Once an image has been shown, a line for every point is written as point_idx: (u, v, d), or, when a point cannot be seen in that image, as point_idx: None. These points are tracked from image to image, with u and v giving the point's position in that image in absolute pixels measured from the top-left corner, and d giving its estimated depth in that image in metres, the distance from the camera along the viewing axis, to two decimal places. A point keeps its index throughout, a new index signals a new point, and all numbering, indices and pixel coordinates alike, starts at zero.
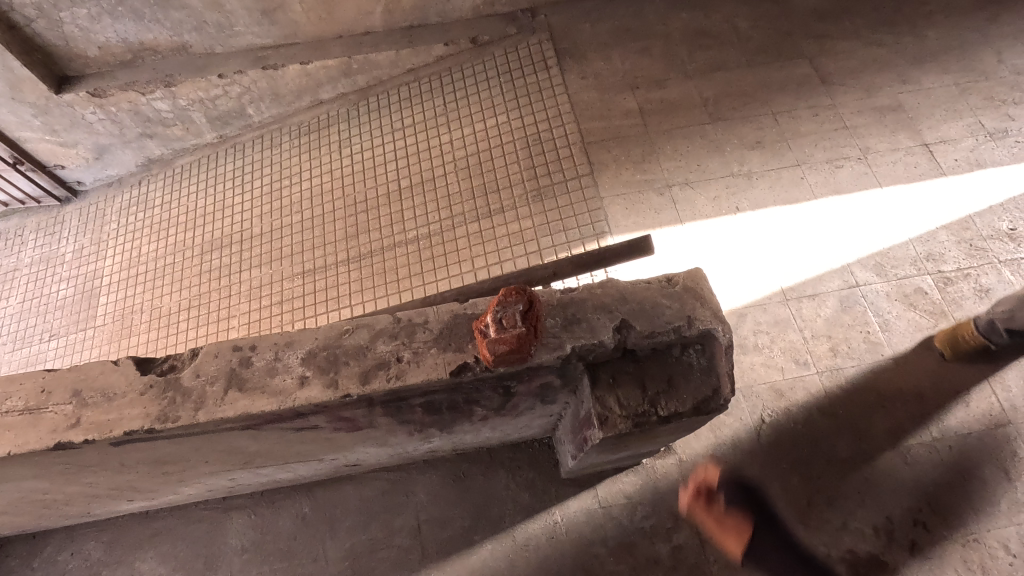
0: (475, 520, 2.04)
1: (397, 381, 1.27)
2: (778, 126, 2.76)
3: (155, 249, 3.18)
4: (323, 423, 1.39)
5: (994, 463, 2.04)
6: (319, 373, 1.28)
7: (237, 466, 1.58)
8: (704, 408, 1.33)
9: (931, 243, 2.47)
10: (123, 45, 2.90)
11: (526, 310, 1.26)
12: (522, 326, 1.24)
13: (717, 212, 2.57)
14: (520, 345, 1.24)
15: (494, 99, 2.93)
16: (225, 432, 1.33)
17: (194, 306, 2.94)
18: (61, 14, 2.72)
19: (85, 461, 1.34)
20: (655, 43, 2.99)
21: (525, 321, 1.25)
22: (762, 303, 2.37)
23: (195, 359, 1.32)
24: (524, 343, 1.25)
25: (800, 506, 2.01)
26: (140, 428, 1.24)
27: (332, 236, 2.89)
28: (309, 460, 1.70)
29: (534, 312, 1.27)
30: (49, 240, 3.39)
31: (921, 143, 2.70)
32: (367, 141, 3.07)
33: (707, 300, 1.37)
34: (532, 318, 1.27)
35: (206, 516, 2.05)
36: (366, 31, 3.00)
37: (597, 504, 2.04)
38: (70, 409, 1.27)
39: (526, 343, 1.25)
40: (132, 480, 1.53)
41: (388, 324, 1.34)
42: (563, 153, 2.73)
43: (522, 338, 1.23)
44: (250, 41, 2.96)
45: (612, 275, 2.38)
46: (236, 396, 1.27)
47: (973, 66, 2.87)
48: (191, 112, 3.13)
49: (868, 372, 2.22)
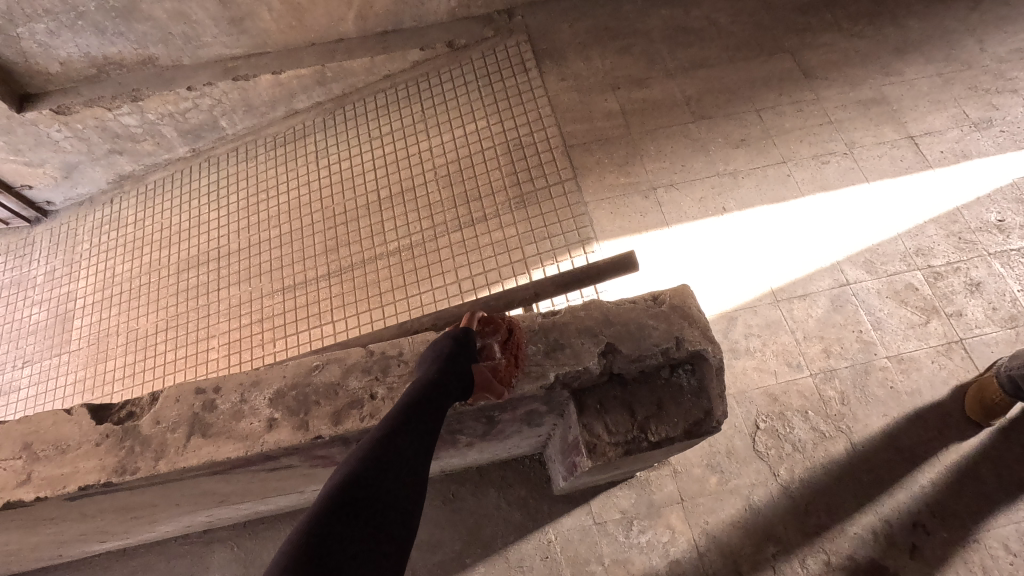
0: (467, 542, 1.98)
1: (370, 420, 1.20)
2: (762, 123, 2.72)
3: (130, 268, 3.08)
4: (297, 462, 1.32)
5: (991, 461, 2.02)
6: (288, 415, 1.21)
7: (211, 505, 1.51)
8: (696, 431, 1.28)
9: (920, 238, 2.44)
10: (86, 60, 2.79)
11: (506, 340, 1.26)
12: (501, 355, 1.23)
13: (704, 213, 2.52)
14: (503, 373, 1.22)
15: (472, 104, 2.87)
16: (191, 479, 1.26)
17: (172, 327, 2.86)
18: (18, 29, 2.61)
19: (43, 515, 1.27)
20: (635, 41, 2.93)
21: (504, 350, 1.24)
22: (752, 305, 2.33)
23: (154, 405, 1.25)
24: (507, 372, 1.22)
25: (796, 515, 1.97)
26: (96, 482, 1.17)
27: (312, 249, 2.82)
28: (289, 494, 1.63)
29: (515, 340, 1.26)
30: (19, 263, 3.29)
31: (906, 135, 2.67)
32: (344, 151, 2.99)
33: (695, 319, 1.32)
34: (513, 346, 1.25)
35: (185, 552, 1.96)
36: (338, 38, 2.91)
37: (591, 521, 1.99)
38: (22, 464, 1.20)
39: (507, 375, 1.22)
40: (99, 526, 1.45)
41: (360, 358, 1.27)
42: (545, 158, 2.67)
43: (503, 369, 1.22)
44: (218, 52, 2.86)
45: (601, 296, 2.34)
46: (199, 443, 1.20)
47: (955, 55, 2.84)
48: (161, 127, 3.03)
49: (862, 373, 2.19)
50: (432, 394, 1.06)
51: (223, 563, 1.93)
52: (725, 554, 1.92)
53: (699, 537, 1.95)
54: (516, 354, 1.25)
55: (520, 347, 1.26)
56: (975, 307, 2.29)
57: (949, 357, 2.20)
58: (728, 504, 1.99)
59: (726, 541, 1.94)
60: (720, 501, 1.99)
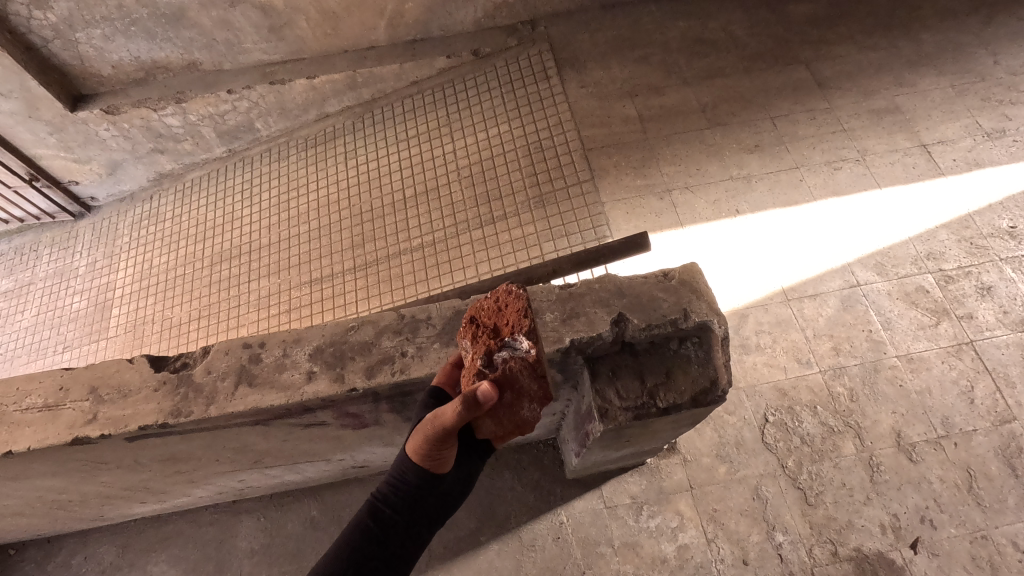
0: (482, 521, 2.09)
1: (400, 375, 1.35)
2: (776, 130, 2.80)
3: (166, 261, 3.24)
4: (330, 418, 1.49)
5: (999, 460, 2.04)
6: (325, 368, 1.38)
7: (246, 465, 1.71)
8: (702, 399, 1.36)
9: (931, 242, 2.48)
10: (136, 63, 2.99)
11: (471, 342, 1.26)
12: (471, 360, 1.23)
13: (717, 215, 2.60)
14: (472, 381, 1.18)
15: (496, 110, 3.00)
16: (234, 428, 1.44)
17: (204, 316, 2.99)
18: (77, 34, 2.82)
19: (101, 458, 1.47)
20: (654, 51, 3.04)
21: (471, 347, 1.24)
22: (763, 303, 2.39)
23: (206, 357, 1.43)
24: (473, 375, 1.18)
25: (803, 505, 2.01)
26: (154, 423, 1.35)
27: (339, 245, 2.95)
28: (316, 461, 1.80)
29: (482, 324, 1.26)
30: (62, 254, 3.48)
31: (918, 144, 2.73)
32: (372, 153, 3.13)
33: (703, 293, 1.42)
34: (479, 333, 1.24)
35: (215, 520, 2.07)
36: (370, 45, 3.08)
37: (602, 504, 2.07)
38: (88, 405, 1.38)
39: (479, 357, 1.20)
40: (144, 478, 1.66)
41: (392, 321, 1.43)
42: (564, 161, 2.77)
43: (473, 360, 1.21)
44: (258, 58, 3.04)
45: (611, 272, 2.46)
46: (246, 391, 1.36)
47: (969, 67, 2.90)
48: (201, 127, 3.20)
49: (871, 370, 2.23)
50: (420, 478, 1.15)
51: (251, 531, 2.05)
52: (733, 541, 1.97)
53: (707, 523, 2.00)
54: (479, 343, 1.22)
55: (484, 327, 1.25)
56: (986, 310, 2.33)
57: (959, 358, 2.24)
58: (737, 492, 2.04)
59: (734, 527, 1.99)
60: (729, 490, 2.04)
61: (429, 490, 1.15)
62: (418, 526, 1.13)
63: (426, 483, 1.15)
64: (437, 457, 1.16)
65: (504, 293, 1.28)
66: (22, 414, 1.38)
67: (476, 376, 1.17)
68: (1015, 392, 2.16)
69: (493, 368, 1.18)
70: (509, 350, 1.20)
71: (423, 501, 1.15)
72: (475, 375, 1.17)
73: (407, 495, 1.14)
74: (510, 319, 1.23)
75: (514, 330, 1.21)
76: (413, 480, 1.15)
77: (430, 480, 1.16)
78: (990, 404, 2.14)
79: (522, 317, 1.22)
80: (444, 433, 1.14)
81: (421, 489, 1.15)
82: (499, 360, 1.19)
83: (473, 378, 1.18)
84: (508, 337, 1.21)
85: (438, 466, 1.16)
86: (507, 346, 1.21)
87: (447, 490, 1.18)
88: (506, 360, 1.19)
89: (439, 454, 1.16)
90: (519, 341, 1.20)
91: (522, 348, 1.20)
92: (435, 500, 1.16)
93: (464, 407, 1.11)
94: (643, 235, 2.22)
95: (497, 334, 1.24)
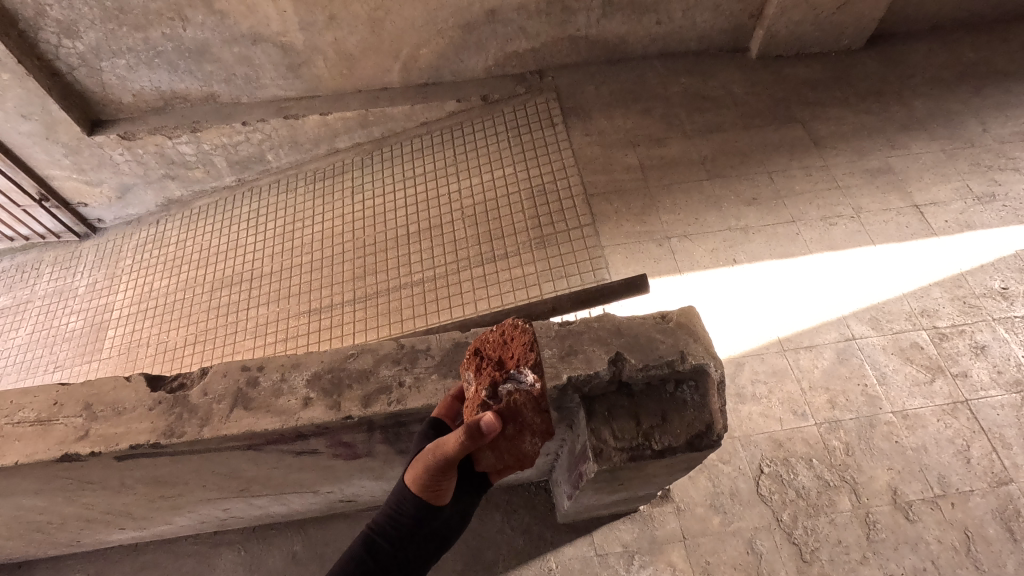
0: (469, 564, 2.04)
1: (397, 405, 1.35)
2: (773, 184, 2.88)
3: (166, 284, 3.24)
4: (323, 446, 1.48)
5: (997, 523, 2.01)
6: (322, 395, 1.38)
7: (233, 493, 1.68)
8: (697, 443, 1.37)
9: (924, 299, 2.52)
10: (155, 93, 3.10)
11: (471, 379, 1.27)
12: (474, 392, 1.23)
13: (716, 263, 2.64)
14: (475, 412, 1.18)
15: (502, 153, 3.09)
16: (225, 452, 1.42)
17: (200, 340, 2.98)
18: (102, 63, 2.93)
19: (88, 477, 1.45)
20: (656, 104, 3.16)
21: (474, 379, 1.23)
22: (759, 353, 2.40)
23: (203, 379, 1.43)
24: (476, 406, 1.19)
25: (799, 562, 1.96)
26: (146, 442, 1.34)
27: (340, 276, 2.97)
28: (304, 492, 1.77)
29: (486, 356, 1.27)
30: (64, 274, 3.50)
31: (912, 204, 2.79)
32: (379, 189, 3.20)
33: (699, 337, 1.44)
34: (484, 365, 1.25)
35: (195, 551, 2.02)
36: (384, 86, 3.19)
37: (592, 552, 2.03)
38: (80, 421, 1.37)
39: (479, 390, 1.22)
40: (128, 501, 1.63)
41: (391, 350, 1.44)
42: (567, 204, 2.84)
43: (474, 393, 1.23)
44: (274, 93, 3.15)
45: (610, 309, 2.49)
46: (241, 415, 1.36)
47: (959, 133, 3.01)
48: (213, 156, 3.28)
49: (867, 426, 2.22)
50: (419, 510, 1.14)
51: (229, 564, 1.99)
52: None
53: None
54: (483, 374, 1.23)
55: (488, 360, 1.26)
56: (980, 369, 2.33)
57: (954, 417, 2.23)
58: (733, 546, 1.99)
59: None
60: (723, 542, 2.00)
61: (425, 525, 1.14)
62: (412, 561, 1.11)
63: (423, 516, 1.14)
64: (435, 488, 1.15)
65: (510, 327, 1.31)
66: (13, 427, 1.37)
67: (480, 407, 1.18)
68: (1012, 453, 2.14)
69: (498, 400, 1.19)
70: (514, 382, 1.21)
71: (418, 536, 1.13)
72: (479, 406, 1.17)
73: (404, 528, 1.13)
74: (516, 353, 1.24)
75: (520, 363, 1.22)
76: (412, 512, 1.14)
77: (428, 513, 1.14)
78: (986, 464, 2.12)
79: (527, 350, 1.24)
80: (445, 464, 1.13)
81: (418, 523, 1.13)
82: (503, 393, 1.19)
83: (476, 409, 1.18)
84: (513, 369, 1.22)
85: (436, 497, 1.15)
86: (513, 378, 1.22)
87: (444, 524, 1.16)
88: (510, 393, 1.19)
89: (439, 485, 1.15)
90: (525, 373, 1.21)
91: (527, 382, 1.21)
92: (431, 535, 1.15)
93: (467, 437, 1.11)
94: (642, 278, 2.29)
95: (501, 367, 1.24)
